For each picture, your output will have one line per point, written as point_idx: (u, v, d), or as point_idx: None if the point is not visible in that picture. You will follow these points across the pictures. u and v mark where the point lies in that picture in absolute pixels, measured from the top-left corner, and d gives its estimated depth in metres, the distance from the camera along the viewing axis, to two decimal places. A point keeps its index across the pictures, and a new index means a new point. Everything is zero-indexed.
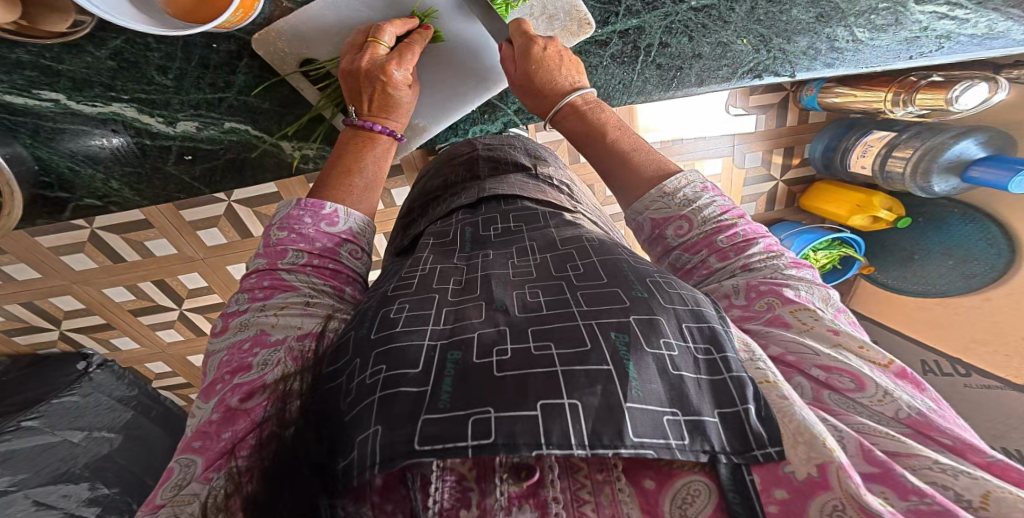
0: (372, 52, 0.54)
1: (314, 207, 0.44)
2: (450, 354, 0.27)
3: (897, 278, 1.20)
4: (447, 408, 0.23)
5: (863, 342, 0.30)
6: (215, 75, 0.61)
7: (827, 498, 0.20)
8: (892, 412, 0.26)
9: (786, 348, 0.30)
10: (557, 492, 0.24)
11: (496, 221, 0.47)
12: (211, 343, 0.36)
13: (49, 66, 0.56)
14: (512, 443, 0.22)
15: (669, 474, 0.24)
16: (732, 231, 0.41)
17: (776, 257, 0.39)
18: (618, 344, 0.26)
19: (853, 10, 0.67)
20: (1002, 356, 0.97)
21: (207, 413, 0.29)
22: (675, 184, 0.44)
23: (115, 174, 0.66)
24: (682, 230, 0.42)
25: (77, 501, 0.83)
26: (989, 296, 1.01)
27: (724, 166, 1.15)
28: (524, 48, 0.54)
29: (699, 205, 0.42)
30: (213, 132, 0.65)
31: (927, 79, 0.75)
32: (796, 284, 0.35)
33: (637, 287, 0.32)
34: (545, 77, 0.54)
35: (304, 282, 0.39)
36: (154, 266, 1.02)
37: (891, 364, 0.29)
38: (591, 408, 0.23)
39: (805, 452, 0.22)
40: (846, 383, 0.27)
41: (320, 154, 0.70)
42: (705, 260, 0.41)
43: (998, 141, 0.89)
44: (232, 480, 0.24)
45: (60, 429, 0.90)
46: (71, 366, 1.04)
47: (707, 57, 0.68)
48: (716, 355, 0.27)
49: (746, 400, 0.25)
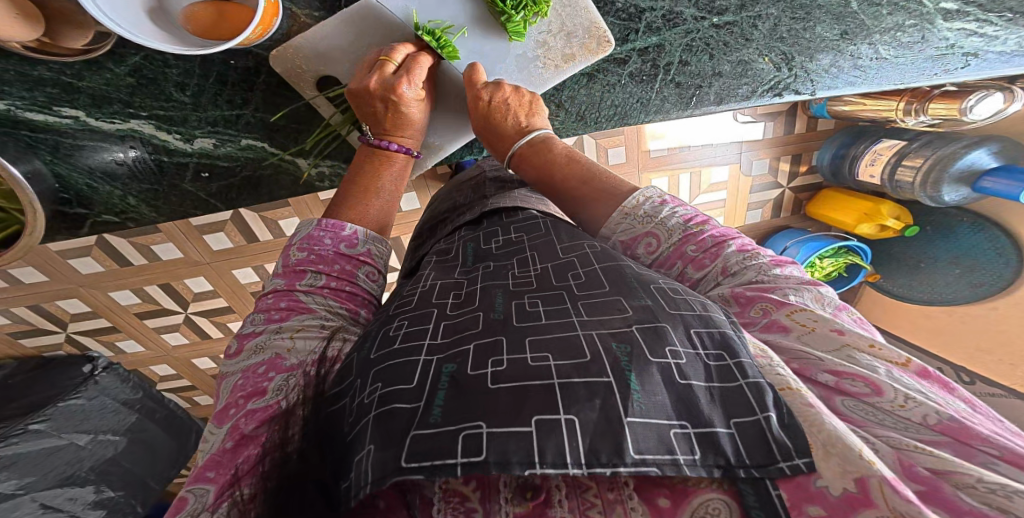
0: (381, 71, 0.53)
1: (334, 228, 0.44)
2: (445, 368, 0.27)
3: (903, 286, 1.17)
4: (437, 423, 0.23)
5: (875, 341, 0.29)
6: (234, 91, 0.60)
7: (873, 515, 0.19)
8: (920, 417, 0.24)
9: (792, 354, 0.30)
10: (565, 511, 0.24)
11: (497, 234, 0.47)
12: (226, 364, 0.36)
13: (70, 83, 0.56)
14: (503, 462, 0.22)
15: (684, 492, 0.23)
16: (700, 238, 0.41)
17: (754, 258, 0.38)
18: (620, 355, 0.26)
19: (878, 27, 0.67)
20: (1006, 365, 1.02)
21: (220, 440, 0.29)
22: (633, 204, 0.45)
23: (132, 191, 0.66)
24: (651, 247, 0.43)
25: (82, 504, 0.86)
26: (996, 304, 1.02)
27: (731, 174, 1.15)
28: (474, 97, 0.57)
29: (661, 219, 0.43)
30: (230, 149, 0.64)
31: (941, 88, 0.75)
32: (783, 288, 0.35)
33: (641, 294, 0.32)
34: (493, 125, 0.57)
35: (321, 305, 0.39)
36: (160, 270, 1.02)
37: (909, 362, 0.28)
38: (588, 424, 0.23)
39: (839, 465, 0.21)
40: (861, 387, 0.26)
41: (335, 171, 0.70)
42: (684, 271, 0.41)
43: (1011, 151, 0.88)
44: (235, 508, 0.25)
45: (67, 431, 0.90)
46: (76, 369, 1.03)
47: (726, 75, 0.68)
48: (729, 360, 0.27)
49: (766, 408, 0.24)
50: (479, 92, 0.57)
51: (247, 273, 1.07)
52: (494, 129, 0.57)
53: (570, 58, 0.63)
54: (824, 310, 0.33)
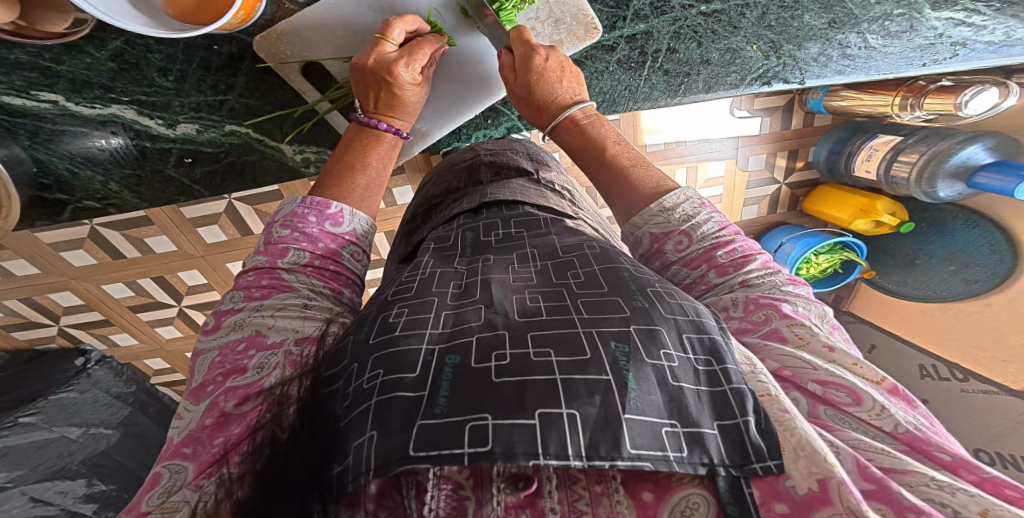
0: (379, 49, 0.53)
1: (319, 206, 0.44)
2: (447, 359, 0.27)
3: (898, 282, 1.18)
4: (443, 413, 0.23)
5: (857, 359, 0.29)
6: (217, 77, 0.60)
7: (829, 512, 0.20)
8: (890, 426, 0.25)
9: (783, 362, 0.30)
10: (555, 502, 0.24)
11: (497, 227, 0.47)
12: (203, 341, 0.36)
13: (48, 67, 0.55)
14: (509, 453, 0.22)
15: (668, 487, 0.23)
16: (730, 248, 0.41)
17: (773, 274, 0.39)
18: (618, 355, 0.26)
19: (866, 16, 0.65)
20: (1002, 362, 1.00)
21: (199, 416, 0.29)
22: (674, 200, 0.44)
23: (114, 177, 0.66)
24: (681, 245, 0.42)
25: (74, 497, 0.83)
26: (990, 302, 1.01)
27: (728, 169, 1.15)
28: (526, 56, 0.53)
29: (698, 221, 0.42)
30: (213, 135, 0.65)
31: (937, 83, 0.74)
32: (793, 300, 0.35)
33: (639, 296, 0.31)
34: (541, 85, 0.53)
35: (303, 284, 0.39)
36: (153, 263, 1.02)
37: (884, 381, 0.28)
38: (589, 419, 0.23)
39: (806, 466, 0.22)
40: (842, 397, 0.27)
41: (320, 157, 0.71)
42: (704, 275, 0.40)
43: (1006, 147, 0.88)
44: (222, 488, 0.24)
45: (58, 425, 0.90)
46: (69, 362, 1.04)
47: (715, 63, 0.67)
48: (716, 366, 0.27)
49: (747, 412, 0.24)
50: (534, 50, 0.53)
51: (241, 265, 1.07)
52: (543, 92, 0.53)
53: (558, 44, 0.62)
54: (824, 326, 0.34)
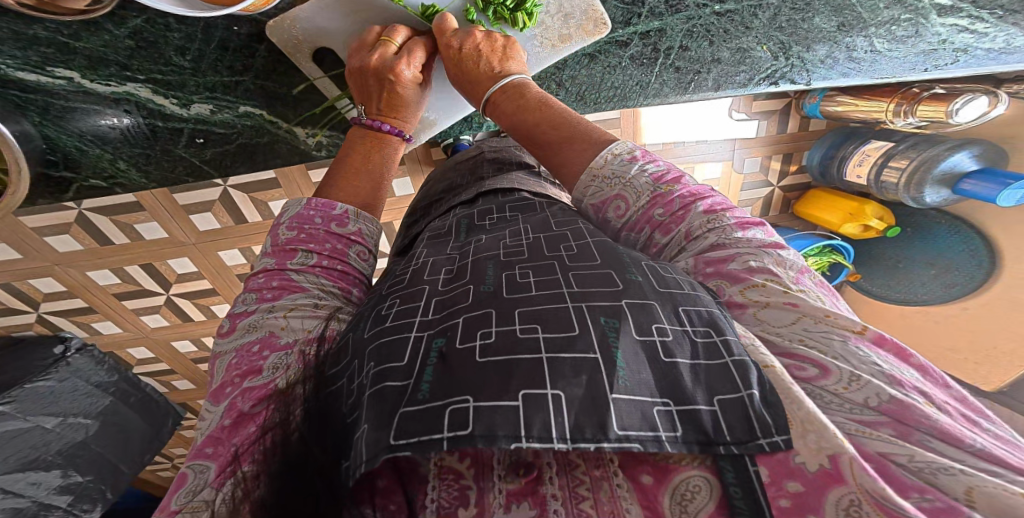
0: (383, 50, 0.53)
1: (325, 208, 0.44)
2: (434, 343, 0.28)
3: (880, 285, 1.19)
4: (425, 399, 0.24)
5: (832, 311, 0.29)
6: (234, 58, 0.59)
7: (843, 491, 0.21)
8: (864, 399, 0.25)
9: (757, 333, 0.30)
10: (556, 489, 0.24)
11: (492, 212, 0.47)
12: (219, 343, 0.37)
13: (65, 43, 0.54)
14: (490, 435, 0.22)
15: (667, 470, 0.24)
16: (668, 200, 0.39)
17: (720, 220, 0.37)
18: (608, 329, 0.27)
19: (876, 20, 0.66)
20: (972, 363, 1.10)
21: (218, 417, 0.29)
22: (601, 162, 0.43)
23: (123, 154, 0.65)
24: (620, 210, 0.42)
25: (48, 489, 0.84)
26: (966, 305, 1.07)
27: (724, 170, 1.17)
28: (445, 46, 0.54)
29: (629, 178, 0.41)
30: (227, 115, 0.64)
31: (929, 90, 0.77)
32: (744, 255, 0.34)
33: (632, 269, 0.32)
34: (467, 76, 0.55)
35: (313, 284, 0.39)
36: (143, 250, 0.99)
37: (866, 330, 0.28)
38: (574, 399, 0.23)
39: (815, 442, 0.22)
40: (810, 370, 0.27)
41: (332, 141, 0.71)
42: (650, 237, 0.41)
43: (992, 154, 0.91)
44: (239, 487, 0.24)
45: (32, 414, 0.88)
46: (48, 350, 1.00)
47: (725, 62, 0.68)
48: (716, 337, 0.27)
49: (750, 386, 0.25)
50: (449, 41, 0.54)
51: (233, 254, 1.06)
52: (469, 78, 0.55)
53: (566, 39, 0.62)
54: (786, 275, 0.32)
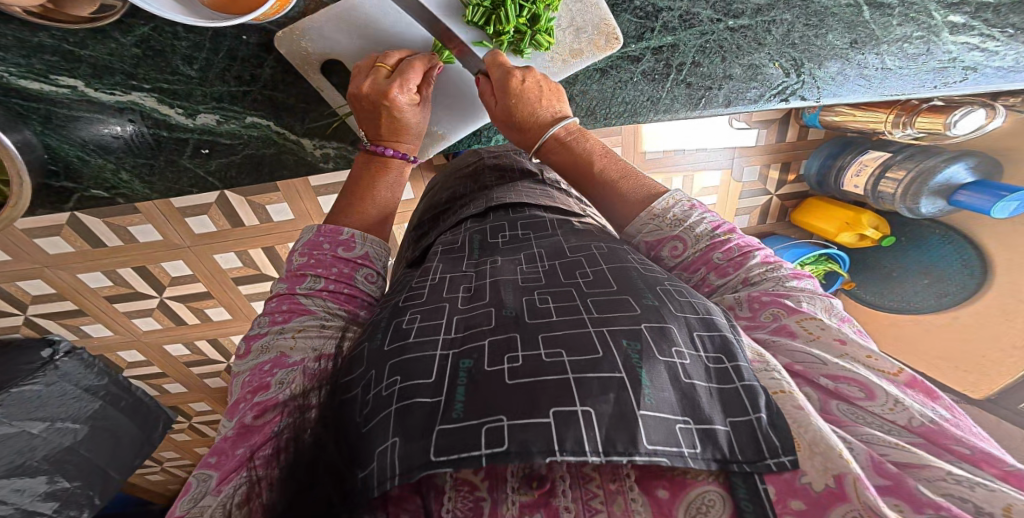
0: (375, 75, 0.54)
1: (333, 234, 0.45)
2: (462, 363, 0.27)
3: (874, 293, 1.21)
4: (461, 417, 0.24)
5: (871, 351, 0.30)
6: (242, 67, 0.58)
7: (847, 507, 0.21)
8: (904, 420, 0.26)
9: (793, 357, 0.31)
10: (568, 502, 0.24)
11: (503, 229, 0.47)
12: (235, 366, 0.36)
13: (70, 51, 0.54)
14: (525, 451, 0.22)
15: (683, 484, 0.24)
16: (726, 247, 0.41)
17: (776, 270, 0.39)
18: (631, 352, 0.27)
19: (886, 37, 0.67)
20: (961, 371, 1.13)
21: (230, 427, 0.29)
22: (663, 205, 0.45)
23: (126, 165, 0.64)
24: (676, 250, 0.43)
25: (33, 495, 0.84)
26: (957, 314, 1.09)
27: (723, 179, 1.18)
28: (503, 81, 0.54)
29: (690, 224, 0.43)
30: (233, 126, 0.62)
31: (929, 103, 0.78)
32: (797, 296, 0.35)
33: (648, 294, 0.32)
34: (522, 108, 0.54)
35: (320, 307, 0.38)
36: (137, 253, 0.98)
37: (901, 373, 0.29)
38: (604, 415, 0.23)
39: (821, 463, 0.22)
40: (855, 391, 0.27)
41: (341, 154, 0.68)
42: (705, 277, 0.41)
43: (987, 165, 0.93)
44: (245, 487, 0.24)
45: (18, 419, 0.85)
46: (35, 354, 0.96)
47: (737, 78, 0.69)
48: (727, 363, 0.27)
49: (758, 409, 0.25)
50: (511, 74, 0.54)
51: (230, 258, 1.05)
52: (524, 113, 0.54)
53: (578, 53, 0.63)
54: (832, 320, 0.34)
